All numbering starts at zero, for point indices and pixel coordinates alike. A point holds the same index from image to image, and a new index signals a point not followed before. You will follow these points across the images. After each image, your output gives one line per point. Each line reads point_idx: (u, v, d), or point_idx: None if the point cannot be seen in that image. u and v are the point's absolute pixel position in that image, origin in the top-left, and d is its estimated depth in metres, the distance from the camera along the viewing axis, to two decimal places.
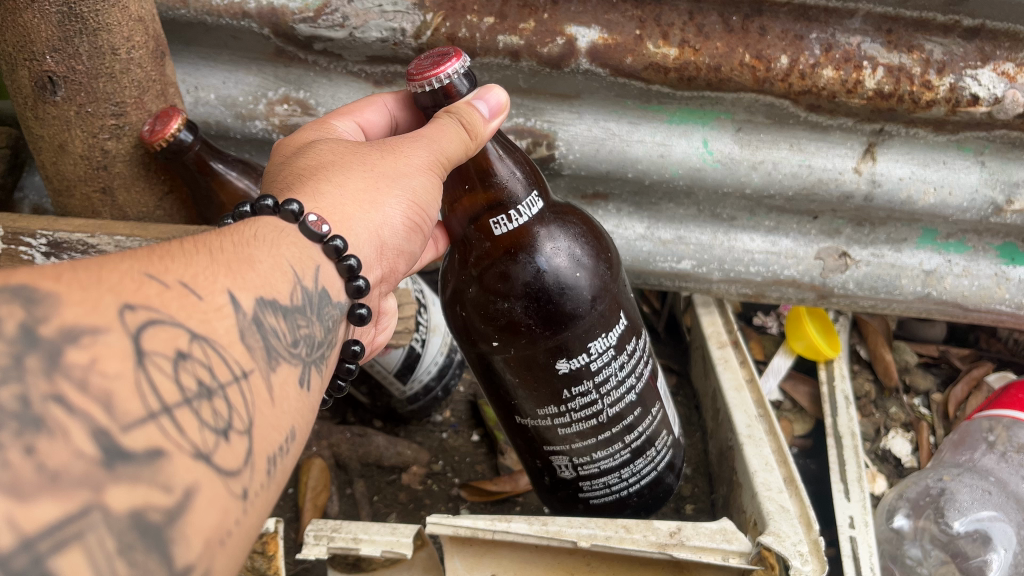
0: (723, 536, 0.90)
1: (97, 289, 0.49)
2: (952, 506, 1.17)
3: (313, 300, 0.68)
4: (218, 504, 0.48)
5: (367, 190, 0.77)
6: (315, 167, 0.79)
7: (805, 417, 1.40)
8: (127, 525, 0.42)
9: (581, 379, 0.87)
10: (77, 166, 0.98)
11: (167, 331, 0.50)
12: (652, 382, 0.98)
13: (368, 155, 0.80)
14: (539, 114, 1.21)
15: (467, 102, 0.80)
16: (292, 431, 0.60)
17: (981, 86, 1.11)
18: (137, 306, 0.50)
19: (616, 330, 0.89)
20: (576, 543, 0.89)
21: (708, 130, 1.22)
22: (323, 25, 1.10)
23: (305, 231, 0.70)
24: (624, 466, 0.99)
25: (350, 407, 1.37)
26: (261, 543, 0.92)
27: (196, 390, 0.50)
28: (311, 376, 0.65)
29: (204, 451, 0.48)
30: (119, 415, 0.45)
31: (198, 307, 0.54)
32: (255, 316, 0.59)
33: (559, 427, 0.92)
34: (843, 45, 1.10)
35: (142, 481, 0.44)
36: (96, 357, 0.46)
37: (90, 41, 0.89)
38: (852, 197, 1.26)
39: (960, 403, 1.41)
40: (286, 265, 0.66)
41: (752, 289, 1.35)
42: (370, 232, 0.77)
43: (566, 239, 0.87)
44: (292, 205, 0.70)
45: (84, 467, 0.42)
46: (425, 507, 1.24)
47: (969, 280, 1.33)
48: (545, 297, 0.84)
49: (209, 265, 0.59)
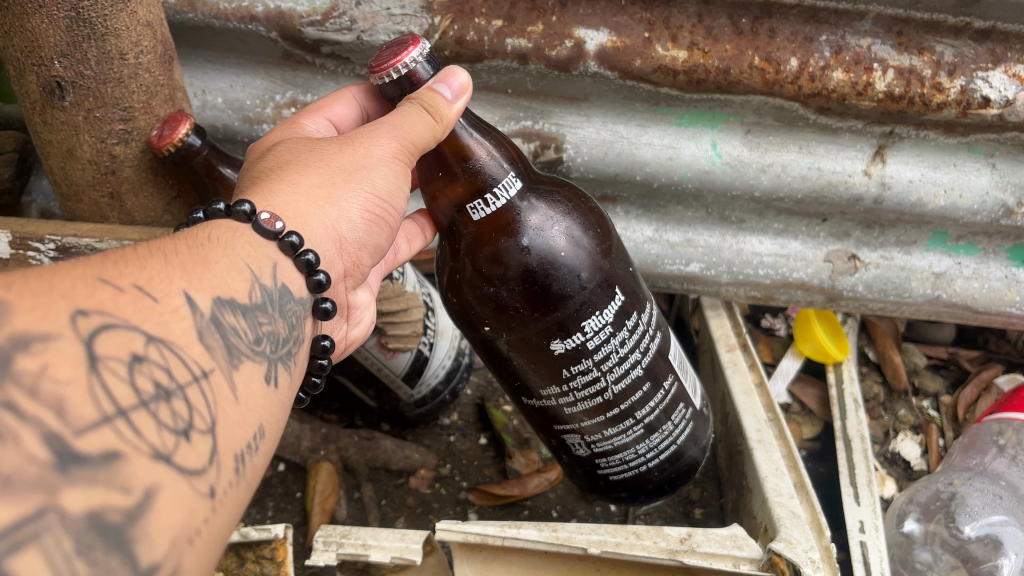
0: (734, 543, 0.90)
1: (48, 295, 0.49)
2: (963, 511, 1.17)
3: (273, 298, 0.67)
4: (183, 503, 0.48)
5: (323, 185, 0.77)
6: (273, 168, 0.79)
7: (814, 419, 1.40)
8: (84, 526, 0.42)
9: (580, 358, 0.86)
10: (85, 171, 0.98)
11: (121, 335, 0.50)
12: (662, 355, 0.96)
13: (326, 150, 0.80)
14: (547, 117, 1.21)
15: (428, 87, 0.79)
16: (260, 428, 0.60)
17: (992, 88, 1.11)
18: (90, 311, 0.50)
19: (612, 306, 0.87)
20: (586, 549, 0.89)
21: (716, 132, 1.21)
22: (331, 29, 1.10)
23: (258, 229, 0.70)
24: (639, 441, 0.98)
25: (358, 411, 1.37)
26: (271, 549, 0.92)
27: (153, 392, 0.50)
28: (279, 372, 0.65)
29: (163, 451, 0.48)
30: (71, 420, 0.44)
31: (154, 309, 0.54)
32: (214, 316, 0.59)
33: (566, 407, 0.92)
34: (853, 47, 1.10)
35: (99, 483, 0.44)
36: (47, 363, 0.45)
37: (98, 46, 0.88)
38: (861, 199, 1.25)
39: (970, 406, 1.40)
40: (243, 265, 0.66)
41: (761, 292, 1.34)
42: (328, 228, 0.76)
43: (551, 217, 0.85)
44: (244, 205, 0.70)
45: (37, 471, 0.42)
46: (434, 511, 1.24)
47: (979, 282, 1.33)
48: (530, 278, 0.83)
49: (164, 268, 0.58)
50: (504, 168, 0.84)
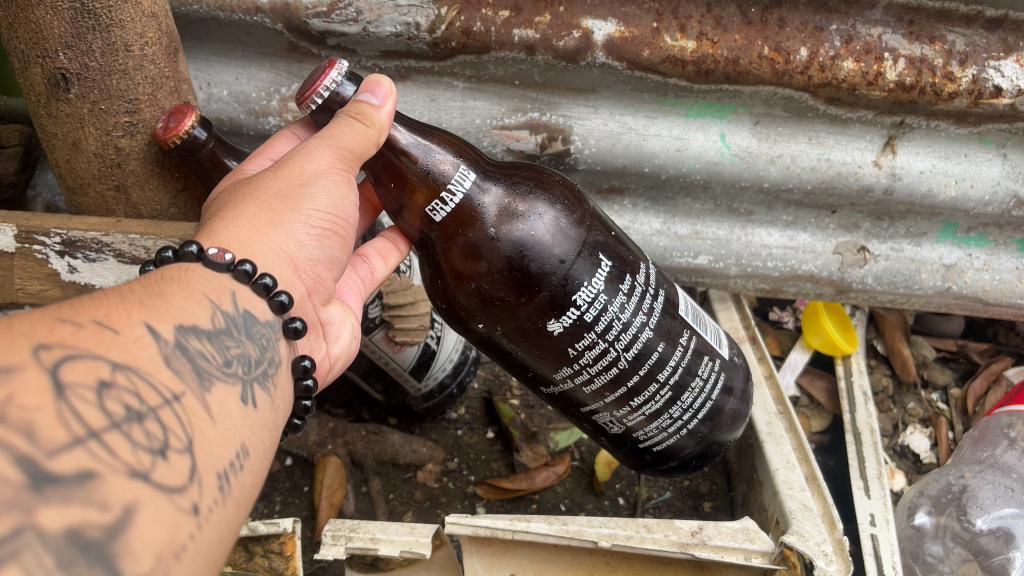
0: (745, 536, 0.90)
1: (8, 335, 0.49)
2: (975, 503, 1.16)
3: (238, 323, 0.66)
4: (164, 519, 0.48)
5: (264, 214, 0.76)
6: (214, 211, 0.78)
7: (823, 412, 1.39)
8: (64, 542, 0.42)
9: (583, 334, 0.84)
10: (91, 164, 0.97)
11: (85, 364, 0.50)
12: (671, 313, 0.93)
13: (264, 181, 0.79)
14: (554, 109, 1.20)
15: (354, 99, 0.79)
16: (243, 447, 0.59)
17: (1004, 78, 1.10)
18: (51, 345, 0.50)
19: (600, 273, 0.85)
20: (597, 543, 0.88)
21: (725, 123, 1.20)
22: (337, 20, 1.09)
23: (208, 263, 0.68)
24: (670, 404, 0.95)
25: (364, 405, 1.36)
26: (279, 543, 0.92)
27: (124, 414, 0.49)
28: (256, 393, 0.64)
29: (140, 469, 0.48)
30: (42, 442, 0.44)
31: (115, 340, 0.54)
32: (179, 343, 0.58)
33: (582, 387, 0.90)
34: (863, 36, 1.09)
35: (75, 502, 0.43)
36: (12, 393, 0.45)
37: (103, 37, 0.88)
38: (871, 190, 1.24)
39: (979, 398, 1.39)
40: (200, 295, 0.65)
41: (769, 285, 1.33)
42: (279, 251, 0.76)
43: (514, 200, 0.84)
44: (191, 245, 0.68)
45: (11, 492, 0.41)
46: (442, 505, 1.24)
47: (989, 274, 1.32)
48: (508, 266, 0.82)
49: (122, 304, 0.58)
50: (453, 162, 0.84)
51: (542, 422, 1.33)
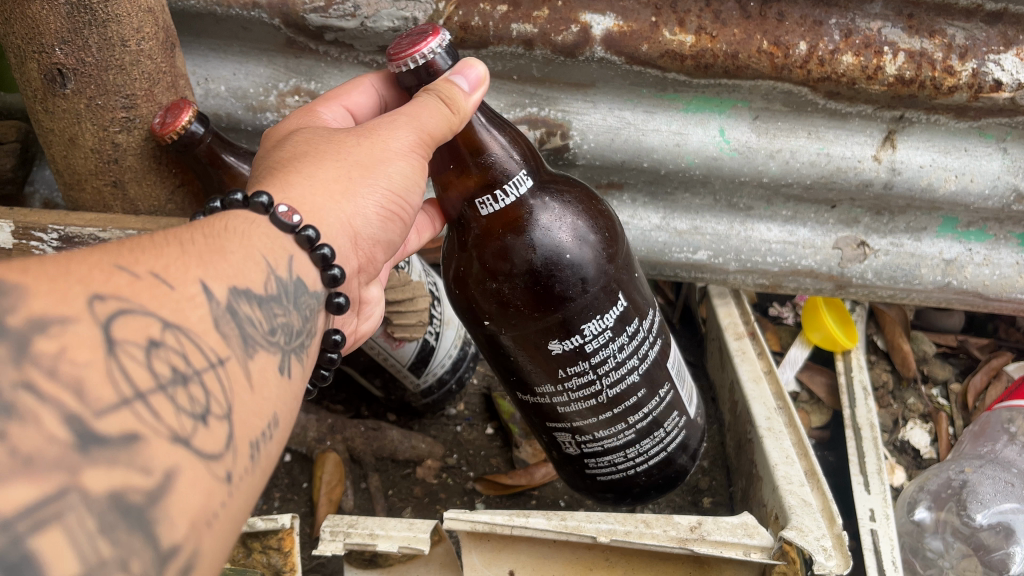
0: (744, 531, 0.89)
1: (64, 281, 0.48)
2: (975, 498, 1.16)
3: (287, 290, 0.66)
4: (202, 486, 0.47)
5: (340, 179, 0.76)
6: (289, 159, 0.78)
7: (823, 408, 1.39)
8: (106, 506, 0.42)
9: (574, 360, 0.85)
10: (88, 160, 0.97)
11: (138, 321, 0.49)
12: (661, 362, 0.94)
13: (343, 142, 0.79)
14: (553, 104, 1.20)
15: (445, 78, 0.78)
16: (275, 418, 0.59)
17: (1003, 72, 1.10)
18: (107, 297, 0.49)
19: (614, 311, 0.86)
20: (596, 538, 0.88)
21: (725, 118, 1.20)
22: (334, 15, 1.08)
23: (276, 222, 0.69)
24: (630, 445, 0.96)
25: (364, 401, 1.36)
26: (278, 539, 0.91)
27: (170, 376, 0.49)
28: (292, 364, 0.63)
29: (182, 434, 0.47)
30: (91, 401, 0.44)
31: (170, 296, 0.53)
32: (230, 305, 0.57)
33: (560, 406, 0.91)
34: (862, 30, 1.08)
35: (118, 464, 0.43)
36: (65, 346, 0.45)
37: (99, 32, 0.87)
38: (871, 184, 1.24)
39: (980, 393, 1.39)
40: (257, 257, 0.64)
41: (769, 280, 1.33)
42: (344, 222, 0.76)
43: (561, 215, 0.84)
44: (261, 197, 0.69)
45: (58, 451, 0.41)
46: (441, 501, 1.23)
47: (990, 269, 1.31)
48: (534, 279, 0.82)
49: (181, 256, 0.57)
50: (513, 167, 0.82)
51: None
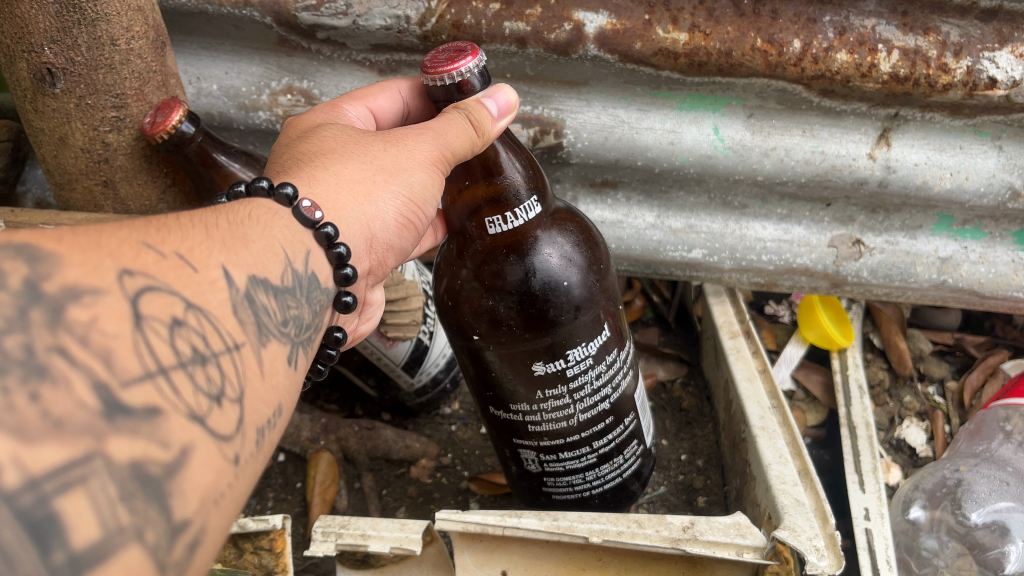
0: (737, 531, 0.89)
1: (96, 252, 0.48)
2: (969, 497, 1.15)
3: (302, 283, 0.66)
4: (213, 465, 0.47)
5: (364, 181, 0.76)
6: (315, 153, 0.78)
7: (818, 407, 1.38)
8: (127, 474, 0.42)
9: (553, 382, 0.86)
10: (78, 159, 0.96)
11: (163, 297, 0.49)
12: (631, 393, 0.96)
13: (368, 144, 0.78)
14: (546, 102, 1.19)
15: (477, 99, 0.78)
16: (279, 408, 0.58)
17: (998, 69, 1.09)
18: (135, 271, 0.49)
19: (599, 339, 0.86)
20: (588, 538, 0.88)
21: (719, 116, 1.20)
22: (326, 14, 1.08)
23: (298, 215, 0.68)
24: (589, 469, 0.96)
25: (358, 401, 1.36)
26: (269, 540, 0.91)
27: (191, 355, 0.49)
28: (299, 356, 0.63)
29: (198, 413, 0.47)
30: (119, 370, 0.44)
31: (193, 278, 0.53)
32: (248, 293, 0.57)
33: (531, 424, 0.90)
34: (857, 28, 1.08)
35: (141, 436, 0.43)
36: (96, 316, 0.44)
37: (89, 32, 0.87)
38: (866, 183, 1.23)
39: (976, 391, 1.39)
40: (277, 247, 0.64)
41: (764, 278, 1.33)
42: (362, 224, 0.76)
43: (563, 240, 0.84)
44: (287, 188, 0.69)
45: (87, 417, 0.41)
46: (435, 501, 1.23)
47: (986, 267, 1.31)
48: (529, 301, 0.82)
49: (205, 240, 0.57)
50: (519, 187, 0.82)
51: None
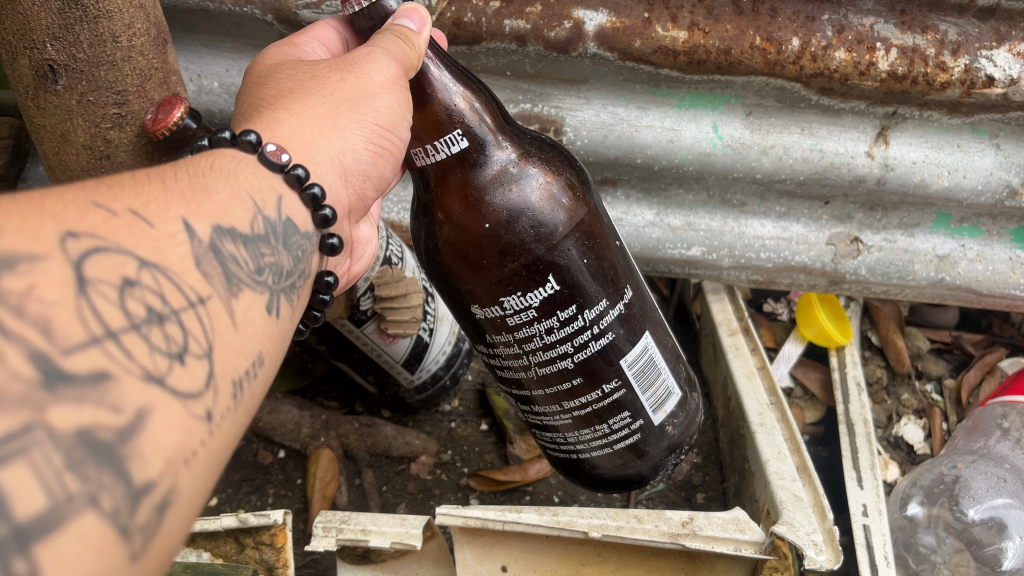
0: (736, 526, 0.90)
1: (37, 216, 0.45)
2: (967, 493, 1.16)
3: (277, 230, 0.65)
4: (178, 425, 0.46)
5: (327, 114, 0.76)
6: (274, 97, 0.77)
7: (816, 403, 1.39)
8: (74, 443, 0.40)
9: (496, 327, 0.83)
10: (80, 156, 0.97)
11: (113, 259, 0.47)
12: (610, 359, 0.86)
13: (325, 76, 0.78)
14: (546, 100, 1.20)
15: (392, 21, 0.78)
16: (259, 356, 0.58)
17: (996, 67, 1.10)
18: (80, 233, 0.46)
19: (540, 292, 0.80)
20: (588, 533, 0.88)
21: (718, 114, 1.20)
22: (327, 11, 1.07)
23: (264, 160, 0.68)
24: (569, 429, 0.92)
25: (358, 397, 1.36)
26: (270, 535, 0.92)
27: (145, 315, 0.46)
28: (281, 303, 0.62)
29: (156, 373, 0.45)
30: (58, 338, 0.41)
31: (148, 233, 0.50)
32: (213, 244, 0.55)
33: (500, 369, 0.90)
34: (855, 26, 1.08)
35: (88, 403, 0.41)
36: (33, 284, 0.42)
37: (90, 29, 0.87)
38: (864, 180, 1.24)
39: (973, 389, 1.40)
40: (244, 196, 0.63)
41: (762, 276, 1.33)
42: (333, 158, 0.75)
43: (497, 181, 0.81)
44: (251, 135, 0.68)
45: (22, 389, 0.39)
46: (435, 497, 1.24)
47: (983, 265, 1.32)
48: (460, 240, 0.82)
49: (161, 193, 0.55)
50: (456, 118, 0.80)
51: None
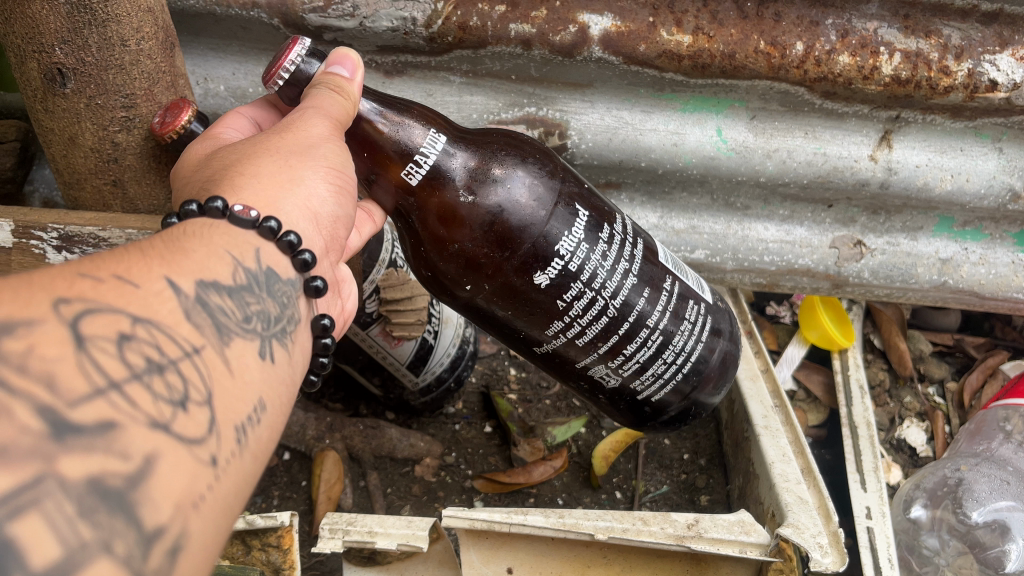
0: (741, 528, 0.91)
1: (28, 288, 0.45)
2: (970, 496, 1.16)
3: (259, 279, 0.62)
4: (184, 470, 0.45)
5: (284, 169, 0.70)
6: (216, 174, 0.70)
7: (819, 407, 1.39)
8: (85, 490, 0.39)
9: (568, 284, 0.83)
10: (88, 159, 0.97)
11: (106, 317, 0.46)
12: (652, 259, 0.92)
13: (262, 142, 0.72)
14: (551, 103, 1.20)
15: (324, 70, 0.77)
16: (261, 402, 0.55)
17: (999, 72, 1.11)
18: (72, 298, 0.46)
19: (579, 222, 0.84)
20: (593, 535, 0.89)
21: (722, 118, 1.21)
22: (334, 15, 1.07)
23: (237, 221, 0.63)
24: (659, 353, 0.93)
25: (363, 400, 1.37)
26: (277, 536, 0.92)
27: (145, 365, 0.46)
28: (275, 349, 0.59)
29: (161, 420, 0.45)
30: (62, 392, 0.41)
31: (136, 294, 0.49)
32: (200, 298, 0.53)
33: (577, 339, 0.87)
34: (859, 31, 1.09)
35: (96, 451, 0.41)
36: (33, 345, 0.42)
37: (99, 32, 0.88)
38: (867, 184, 1.24)
39: (976, 391, 1.40)
40: (221, 252, 0.60)
41: (766, 279, 1.33)
42: (303, 210, 0.70)
43: (488, 159, 0.83)
44: (215, 202, 0.62)
45: (32, 441, 0.39)
46: (440, 499, 1.24)
47: (986, 268, 1.32)
48: (486, 227, 0.81)
49: (142, 256, 0.53)
50: (419, 131, 0.80)
51: (541, 416, 1.35)
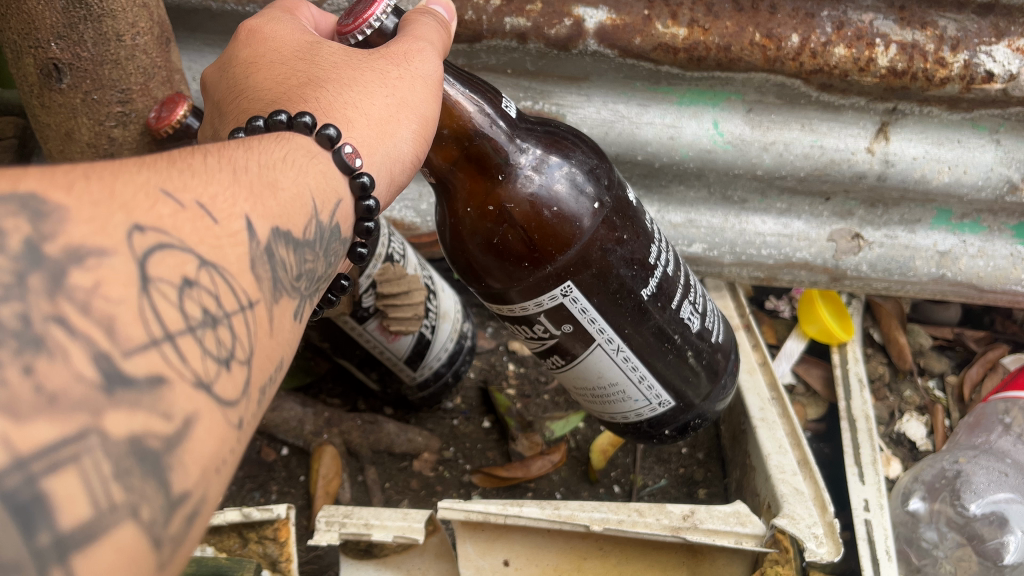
0: (736, 519, 0.91)
1: (109, 204, 0.41)
2: (968, 488, 1.16)
3: (325, 236, 0.59)
4: (217, 435, 0.41)
5: (390, 113, 0.70)
6: (326, 87, 0.68)
7: (818, 401, 1.38)
8: (125, 451, 0.36)
9: (643, 210, 0.89)
10: (84, 154, 0.97)
11: (176, 257, 0.42)
12: None
13: (372, 62, 0.71)
14: (547, 97, 1.21)
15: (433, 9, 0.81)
16: (281, 364, 0.52)
17: (995, 63, 1.10)
18: (148, 227, 0.42)
19: None
20: (589, 527, 0.88)
21: (718, 111, 1.21)
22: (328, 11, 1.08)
23: (339, 160, 0.63)
24: (707, 297, 0.98)
25: (362, 395, 1.37)
26: (273, 529, 0.92)
27: (201, 318, 0.42)
28: (304, 310, 0.57)
29: (206, 380, 0.41)
30: (121, 338, 0.37)
31: (213, 230, 0.46)
32: (268, 246, 0.50)
33: (668, 266, 0.89)
34: (854, 22, 1.09)
35: (141, 408, 0.37)
36: (100, 280, 0.38)
37: (94, 28, 0.88)
38: (864, 177, 1.25)
39: (976, 385, 1.39)
40: (307, 197, 0.57)
41: (764, 272, 1.33)
42: (387, 166, 0.69)
43: (541, 122, 0.89)
44: (329, 130, 0.63)
45: (84, 391, 0.35)
46: (437, 494, 1.24)
47: (984, 261, 1.32)
48: (581, 163, 0.84)
49: (231, 184, 0.50)
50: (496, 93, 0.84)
51: (538, 411, 1.35)
